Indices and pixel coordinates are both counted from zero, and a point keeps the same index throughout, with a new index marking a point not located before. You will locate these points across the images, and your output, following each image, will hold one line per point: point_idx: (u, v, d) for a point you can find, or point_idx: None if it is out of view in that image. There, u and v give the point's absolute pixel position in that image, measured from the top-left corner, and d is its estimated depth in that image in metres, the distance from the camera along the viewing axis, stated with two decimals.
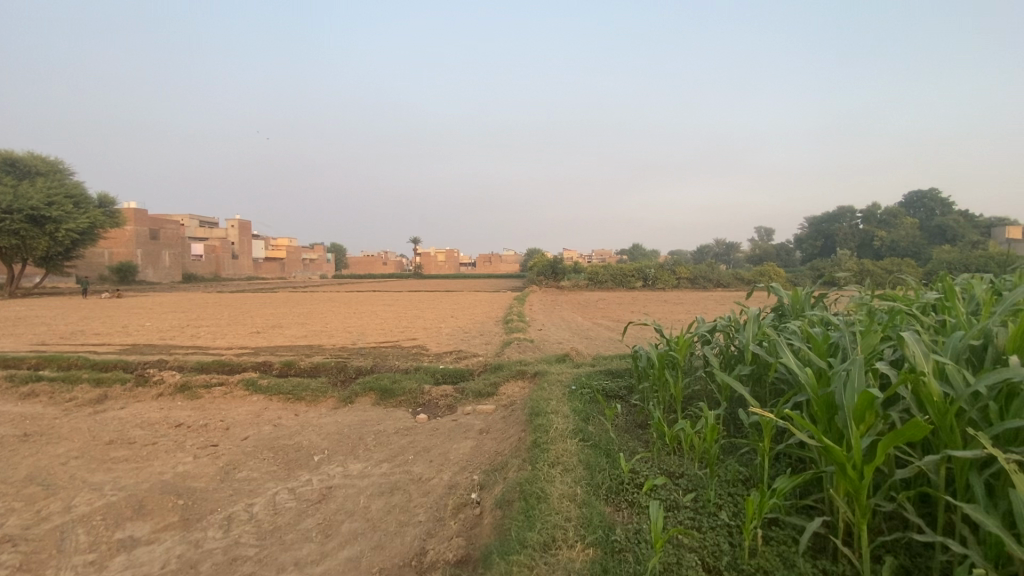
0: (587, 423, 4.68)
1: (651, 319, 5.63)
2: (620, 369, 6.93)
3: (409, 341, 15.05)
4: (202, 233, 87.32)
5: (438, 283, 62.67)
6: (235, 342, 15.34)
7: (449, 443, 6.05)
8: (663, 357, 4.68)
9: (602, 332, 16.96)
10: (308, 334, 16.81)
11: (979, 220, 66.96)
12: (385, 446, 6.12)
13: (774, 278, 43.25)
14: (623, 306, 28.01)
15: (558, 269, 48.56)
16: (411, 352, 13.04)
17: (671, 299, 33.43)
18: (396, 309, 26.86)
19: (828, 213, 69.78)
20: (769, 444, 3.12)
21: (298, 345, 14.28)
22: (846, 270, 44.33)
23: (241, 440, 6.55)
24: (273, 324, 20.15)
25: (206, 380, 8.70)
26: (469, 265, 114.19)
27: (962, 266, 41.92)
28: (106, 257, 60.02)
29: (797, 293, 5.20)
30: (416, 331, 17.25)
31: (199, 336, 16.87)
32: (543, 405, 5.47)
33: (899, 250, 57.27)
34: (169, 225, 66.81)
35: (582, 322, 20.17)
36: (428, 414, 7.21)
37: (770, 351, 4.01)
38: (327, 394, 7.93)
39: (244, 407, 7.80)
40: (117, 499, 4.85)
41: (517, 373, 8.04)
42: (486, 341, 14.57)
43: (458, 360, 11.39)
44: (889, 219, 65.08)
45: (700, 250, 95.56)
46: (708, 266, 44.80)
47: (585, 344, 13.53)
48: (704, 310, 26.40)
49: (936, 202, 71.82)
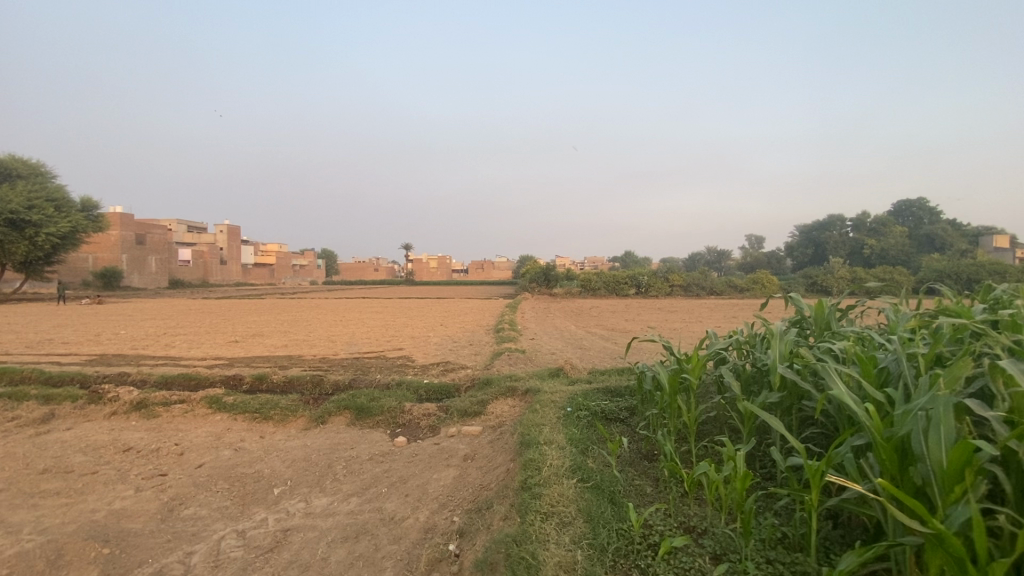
0: (585, 455, 4.03)
1: (657, 334, 5.00)
2: (620, 387, 6.29)
3: (394, 351, 14.36)
4: (190, 238, 86.04)
5: (429, 290, 61.89)
6: (210, 353, 14.53)
7: (429, 473, 5.36)
8: (674, 379, 4.04)
9: (596, 342, 16.29)
10: (289, 344, 16.05)
11: (967, 229, 67.51)
12: (356, 476, 5.42)
13: (767, 286, 42.94)
14: (616, 314, 27.41)
15: (551, 276, 48.07)
16: (396, 364, 12.33)
17: (665, 306, 32.86)
18: (385, 317, 26.09)
19: (818, 221, 69.96)
20: (819, 498, 2.51)
21: (275, 356, 13.51)
22: (838, 277, 44.18)
23: (194, 468, 5.81)
24: (254, 333, 19.32)
25: (166, 396, 7.94)
26: (461, 272, 113.51)
27: (953, 275, 41.95)
28: (90, 264, 58.81)
29: (821, 304, 4.60)
30: (402, 341, 16.52)
31: (173, 346, 16.05)
32: (535, 429, 4.80)
33: (889, 258, 57.47)
34: (155, 231, 65.70)
35: (575, 331, 19.50)
36: (408, 437, 6.52)
37: (803, 375, 3.40)
38: (298, 413, 7.20)
39: (204, 428, 7.06)
40: (32, 546, 4.13)
41: (507, 390, 7.34)
42: (475, 351, 13.86)
43: (445, 373, 10.71)
44: (880, 228, 65.29)
45: (692, 258, 95.66)
46: (702, 274, 44.46)
47: (579, 356, 12.88)
48: (699, 318, 25.92)
49: (924, 211, 72.41)
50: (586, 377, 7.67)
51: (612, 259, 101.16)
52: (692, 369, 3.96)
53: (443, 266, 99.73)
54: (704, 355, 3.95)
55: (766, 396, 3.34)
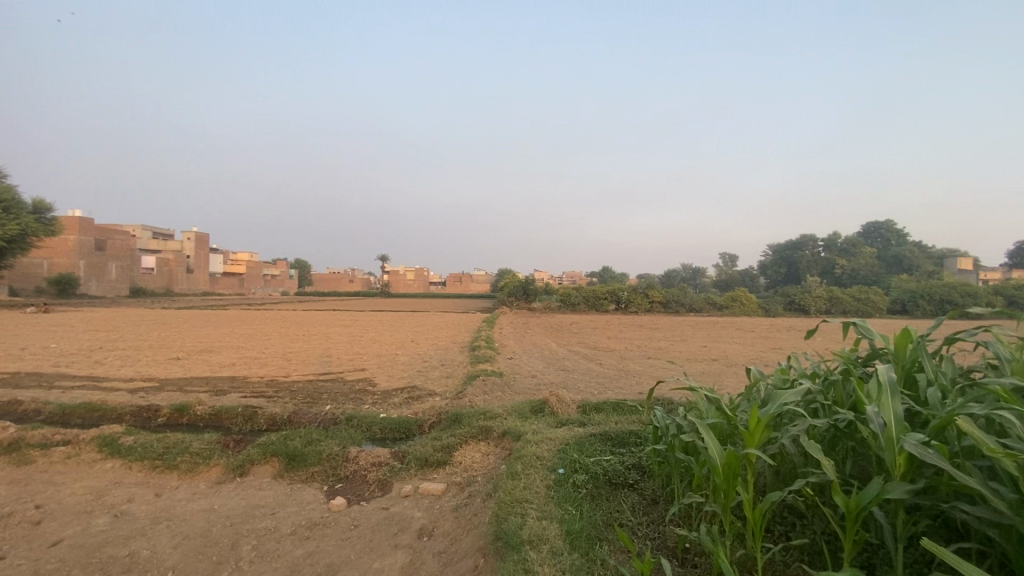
0: (595, 564, 2.69)
1: (689, 377, 3.70)
2: (626, 433, 4.95)
3: (356, 372, 12.82)
4: (155, 245, 82.29)
5: (403, 302, 60.04)
6: (143, 372, 12.67)
7: (368, 557, 3.91)
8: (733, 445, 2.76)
9: (580, 363, 14.94)
10: (237, 363, 14.31)
11: (932, 251, 69.32)
12: (269, 564, 3.92)
13: (746, 303, 42.48)
14: (598, 331, 26.19)
15: (530, 290, 46.94)
16: (355, 389, 10.75)
17: (647, 323, 31.80)
18: (353, 332, 24.35)
19: (791, 241, 70.65)
20: None
21: (216, 378, 11.80)
22: (816, 296, 44.00)
23: (44, 550, 4.17)
24: (202, 349, 17.40)
25: (48, 434, 6.27)
26: (438, 285, 111.70)
27: (925, 295, 42.38)
28: (45, 270, 55.44)
29: (911, 338, 3.34)
30: (366, 360, 14.93)
31: (104, 363, 14.11)
32: (515, 509, 3.43)
33: (859, 278, 58.62)
34: (117, 237, 62.42)
35: (555, 349, 18.17)
36: (348, 497, 5.06)
37: (951, 462, 2.17)
38: (213, 460, 5.65)
39: (84, 481, 5.41)
40: None
41: (480, 432, 5.92)
42: (447, 374, 12.37)
43: (410, 402, 9.21)
44: (851, 248, 66.35)
45: (668, 274, 95.77)
46: (681, 291, 43.84)
47: (563, 382, 11.50)
48: (682, 335, 25.01)
49: (892, 233, 74.22)
50: (577, 416, 6.29)
51: (590, 275, 100.79)
52: (752, 430, 2.70)
53: (420, 278, 97.77)
54: (769, 412, 2.69)
55: (892, 493, 2.12)
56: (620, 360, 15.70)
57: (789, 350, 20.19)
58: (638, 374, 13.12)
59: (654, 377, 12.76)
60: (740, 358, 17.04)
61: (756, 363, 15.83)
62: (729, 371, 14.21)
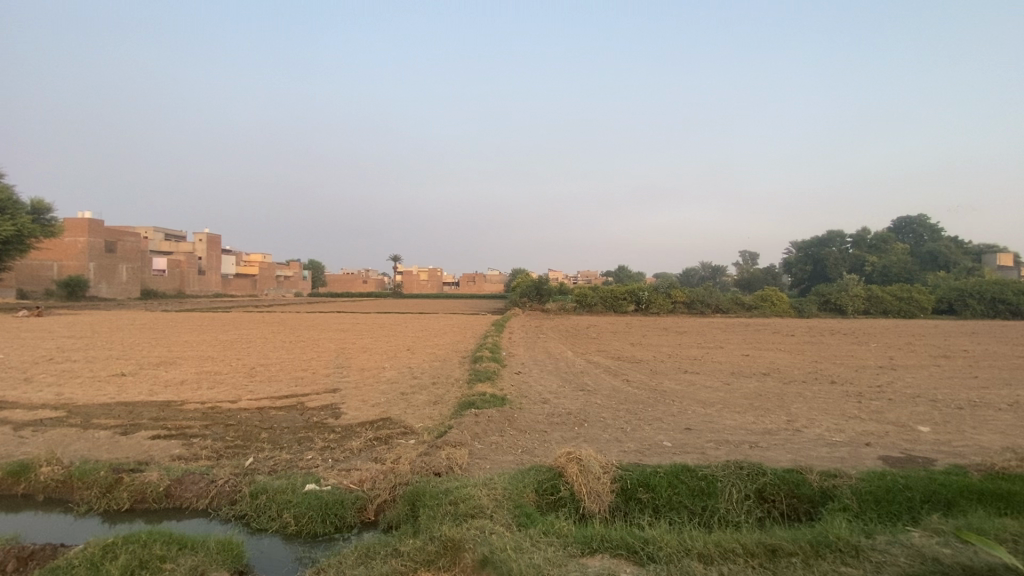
0: None
1: None
2: None
3: (323, 395, 10.27)
4: (167, 247, 81.31)
5: (413, 303, 57.58)
6: (64, 396, 10.24)
7: None
8: None
9: (602, 380, 12.14)
10: (190, 380, 11.90)
11: (969, 246, 65.04)
12: None
13: (777, 303, 39.17)
14: (619, 336, 23.36)
15: (544, 291, 44.28)
16: (308, 424, 8.13)
17: (672, 327, 28.72)
18: (346, 338, 21.86)
19: (816, 237, 66.56)
20: None
21: (144, 404, 9.38)
22: (853, 295, 40.29)
23: None
24: (163, 360, 15.01)
25: None
26: (451, 284, 109.23)
27: (973, 293, 38.66)
28: (54, 272, 54.13)
29: None
30: (344, 377, 12.40)
31: (32, 382, 11.75)
32: None
33: (891, 275, 55.23)
34: (127, 238, 61.15)
35: (572, 360, 15.45)
36: None
37: None
38: None
39: None
40: None
41: (441, 551, 3.25)
42: (433, 399, 9.69)
43: (368, 450, 6.57)
44: (881, 244, 62.49)
45: (686, 274, 91.61)
46: (706, 290, 40.50)
47: (582, 413, 8.72)
48: (717, 341, 22.08)
49: (925, 227, 69.74)
50: (613, 524, 3.66)
51: (606, 275, 97.47)
52: None
53: (432, 277, 95.48)
54: None
55: None
56: (651, 376, 12.91)
57: (849, 360, 17.06)
58: (678, 398, 10.25)
59: (699, 402, 9.90)
60: (796, 372, 14.02)
61: (818, 380, 12.87)
62: (791, 392, 11.28)
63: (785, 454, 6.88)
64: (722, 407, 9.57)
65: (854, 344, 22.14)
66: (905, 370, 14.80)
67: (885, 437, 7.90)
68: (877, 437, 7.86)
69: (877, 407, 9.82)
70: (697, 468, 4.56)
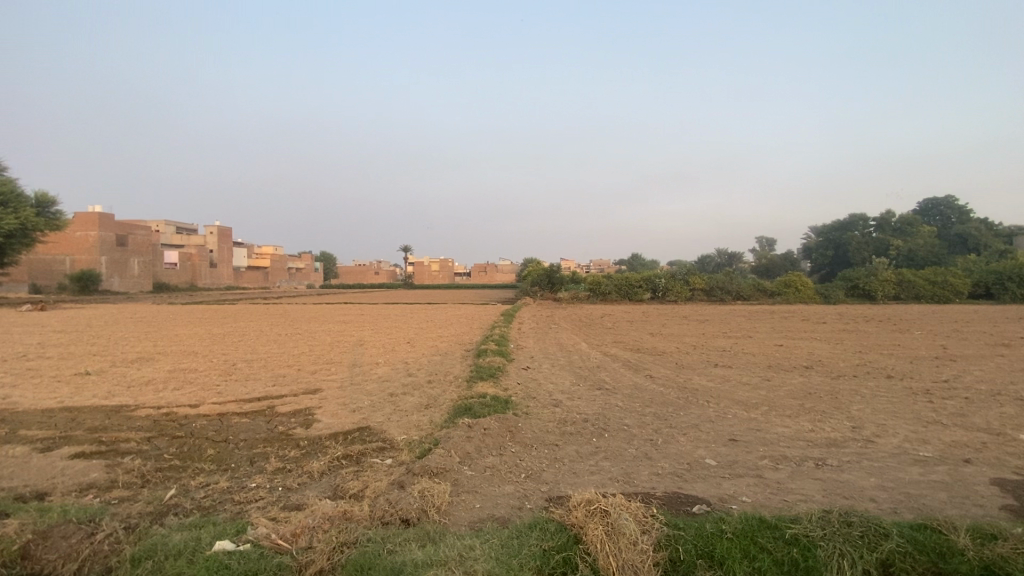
0: None
1: None
2: None
3: (300, 397, 8.90)
4: (179, 240, 80.91)
5: (423, 294, 56.36)
6: (9, 399, 8.97)
7: None
8: None
9: (623, 377, 10.59)
10: (159, 379, 10.61)
11: (1001, 228, 61.83)
12: None
13: (801, 289, 37.08)
14: (636, 325, 21.74)
15: (555, 279, 42.69)
16: (270, 436, 6.72)
17: (692, 315, 26.87)
18: (347, 331, 20.54)
19: (838, 221, 63.72)
20: None
21: (91, 410, 8.07)
22: (883, 281, 37.88)
23: None
24: (142, 357, 13.78)
25: None
26: (462, 274, 107.86)
27: (1011, 276, 36.23)
28: (66, 266, 53.58)
29: None
30: (329, 375, 11.02)
31: None
32: None
33: (917, 260, 52.75)
34: (138, 232, 60.58)
35: (588, 353, 13.92)
36: None
37: None
38: None
39: None
40: None
41: None
42: (425, 402, 8.24)
43: (331, 474, 5.18)
44: (907, 227, 59.60)
45: (701, 261, 89.00)
46: (726, 276, 38.43)
47: (601, 419, 7.22)
48: (742, 329, 20.40)
49: (953, 210, 66.47)
50: None
51: (620, 263, 95.46)
52: None
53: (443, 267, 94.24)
54: None
55: None
56: (678, 370, 11.32)
57: (897, 350, 15.25)
58: (715, 399, 8.67)
59: (740, 405, 8.31)
60: (842, 365, 12.32)
61: (870, 374, 11.18)
62: (844, 389, 9.61)
63: (868, 477, 5.27)
64: (768, 411, 7.98)
65: (895, 331, 20.24)
66: (966, 362, 12.97)
67: (985, 450, 6.26)
68: (973, 450, 6.20)
69: (957, 410, 8.13)
70: (779, 526, 3.11)
